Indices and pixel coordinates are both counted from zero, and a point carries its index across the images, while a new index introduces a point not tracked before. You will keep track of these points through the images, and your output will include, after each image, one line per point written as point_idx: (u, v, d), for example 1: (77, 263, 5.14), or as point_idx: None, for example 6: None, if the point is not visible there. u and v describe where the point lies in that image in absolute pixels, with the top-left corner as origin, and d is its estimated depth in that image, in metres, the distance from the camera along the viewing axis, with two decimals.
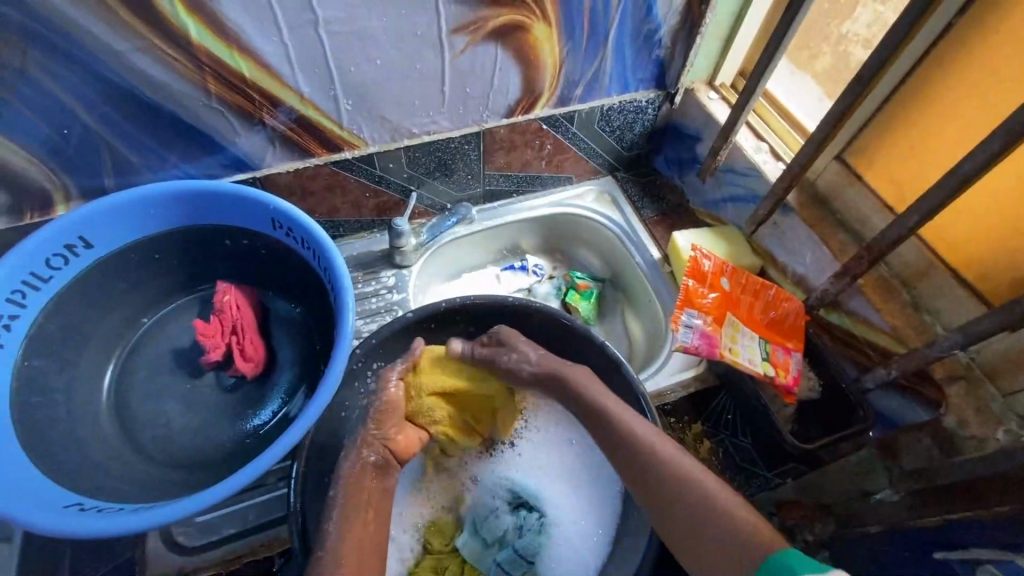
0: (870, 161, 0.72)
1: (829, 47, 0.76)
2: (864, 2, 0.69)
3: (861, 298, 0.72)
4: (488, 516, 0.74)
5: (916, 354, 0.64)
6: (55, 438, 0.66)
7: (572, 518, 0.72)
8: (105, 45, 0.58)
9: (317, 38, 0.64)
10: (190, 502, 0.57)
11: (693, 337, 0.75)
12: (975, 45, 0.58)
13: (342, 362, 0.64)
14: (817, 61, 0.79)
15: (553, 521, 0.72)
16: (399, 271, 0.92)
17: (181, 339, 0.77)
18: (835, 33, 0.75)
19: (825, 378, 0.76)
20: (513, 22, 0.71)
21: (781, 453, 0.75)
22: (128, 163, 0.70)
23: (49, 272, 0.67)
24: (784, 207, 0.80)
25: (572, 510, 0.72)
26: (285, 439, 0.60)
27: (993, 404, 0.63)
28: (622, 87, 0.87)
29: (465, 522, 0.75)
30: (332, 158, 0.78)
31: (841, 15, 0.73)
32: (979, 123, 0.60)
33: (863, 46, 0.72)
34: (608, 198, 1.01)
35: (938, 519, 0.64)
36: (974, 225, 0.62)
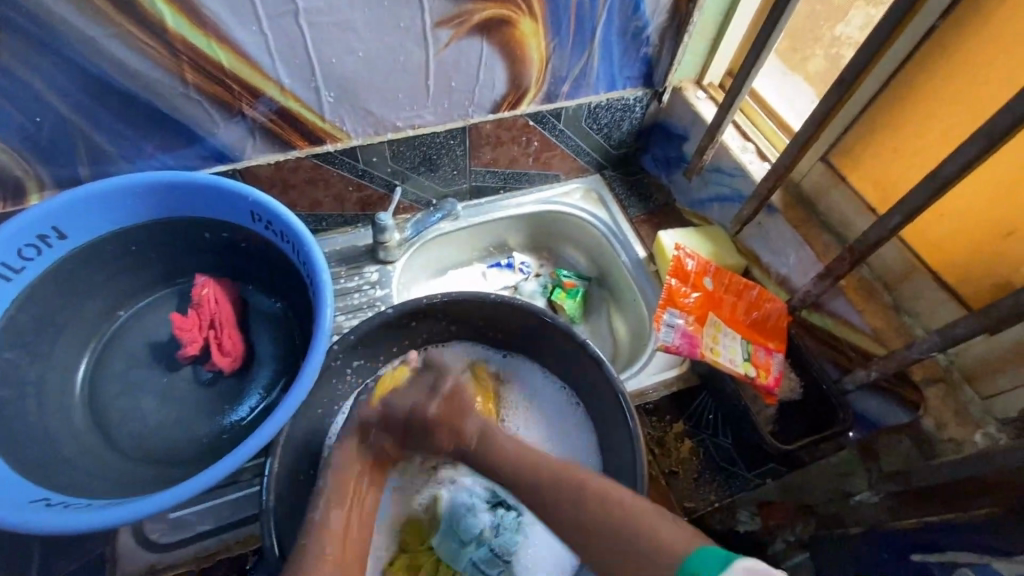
0: (854, 163, 0.72)
1: (821, 49, 0.76)
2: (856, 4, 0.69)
3: (843, 299, 0.72)
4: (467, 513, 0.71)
5: (895, 355, 0.64)
6: (24, 431, 0.65)
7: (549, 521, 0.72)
8: (78, 32, 0.57)
9: (298, 29, 0.63)
10: (160, 498, 0.56)
11: (675, 336, 0.74)
12: (956, 48, 0.57)
13: (319, 358, 0.63)
14: (809, 62, 0.79)
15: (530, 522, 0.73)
16: (382, 266, 0.91)
17: (158, 331, 0.76)
18: (828, 35, 0.74)
19: (806, 379, 0.77)
20: (499, 16, 0.70)
21: (761, 453, 0.74)
22: (104, 153, 0.69)
23: (21, 263, 0.66)
24: (769, 207, 0.80)
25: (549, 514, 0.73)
26: (257, 435, 0.59)
27: (972, 406, 0.64)
28: (609, 84, 0.87)
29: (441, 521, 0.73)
30: (314, 151, 0.77)
31: (832, 18, 0.73)
32: (961, 126, 0.60)
33: (853, 48, 0.72)
34: (595, 196, 1.01)
35: (917, 522, 0.65)
36: (955, 228, 0.62)
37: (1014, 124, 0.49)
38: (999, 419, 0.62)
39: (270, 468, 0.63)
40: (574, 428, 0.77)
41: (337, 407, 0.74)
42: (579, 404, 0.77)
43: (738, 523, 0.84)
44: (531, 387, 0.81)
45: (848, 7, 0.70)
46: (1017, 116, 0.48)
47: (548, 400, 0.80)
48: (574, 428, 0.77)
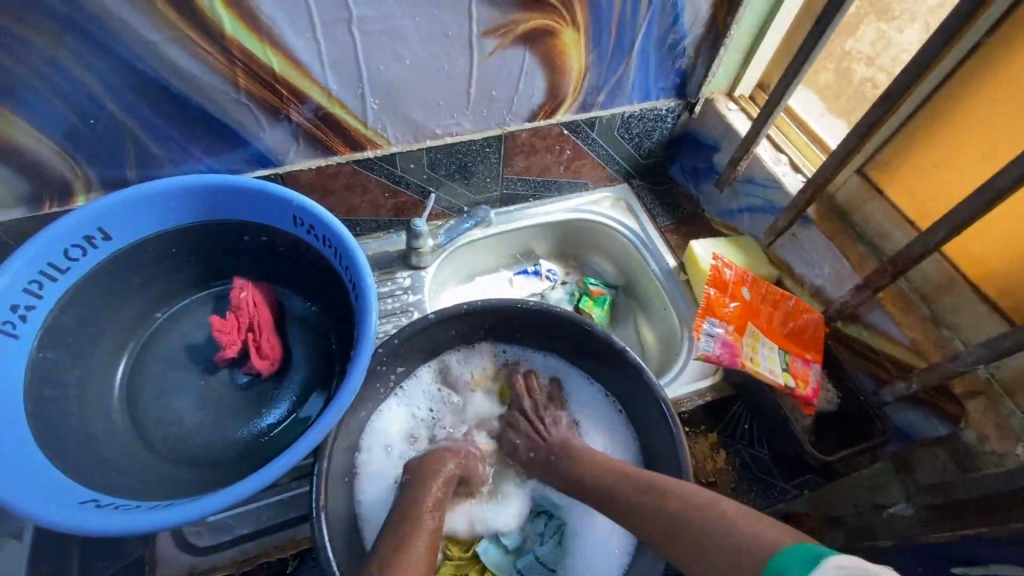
0: (891, 176, 0.73)
1: (832, 64, 0.78)
2: (868, 21, 0.72)
3: (881, 311, 0.73)
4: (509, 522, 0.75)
5: (938, 368, 0.65)
6: (66, 431, 0.65)
7: (586, 519, 0.73)
8: (137, 34, 0.57)
9: (349, 36, 0.64)
10: (208, 502, 0.55)
11: (715, 346, 0.75)
12: (1001, 65, 0.58)
13: (364, 362, 0.63)
14: (820, 77, 0.81)
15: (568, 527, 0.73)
16: (415, 272, 0.92)
17: (195, 334, 0.77)
18: (839, 50, 0.76)
19: (843, 391, 0.77)
20: (542, 27, 0.71)
21: (799, 464, 0.76)
22: (152, 156, 0.70)
23: (67, 263, 0.66)
24: (803, 219, 0.81)
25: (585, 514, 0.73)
26: (304, 440, 0.58)
27: (1014, 420, 0.63)
28: (644, 95, 0.88)
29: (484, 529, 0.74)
30: (354, 156, 0.78)
31: (845, 33, 0.74)
32: (1003, 142, 0.61)
33: (865, 63, 0.74)
34: (624, 206, 1.01)
35: (949, 534, 0.64)
36: (996, 241, 0.63)
37: None
38: None
39: (320, 467, 0.64)
40: (613, 431, 0.78)
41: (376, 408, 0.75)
42: (621, 409, 0.77)
43: None
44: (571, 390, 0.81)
45: (858, 22, 0.72)
46: None
47: (586, 405, 0.81)
48: (621, 443, 0.77)
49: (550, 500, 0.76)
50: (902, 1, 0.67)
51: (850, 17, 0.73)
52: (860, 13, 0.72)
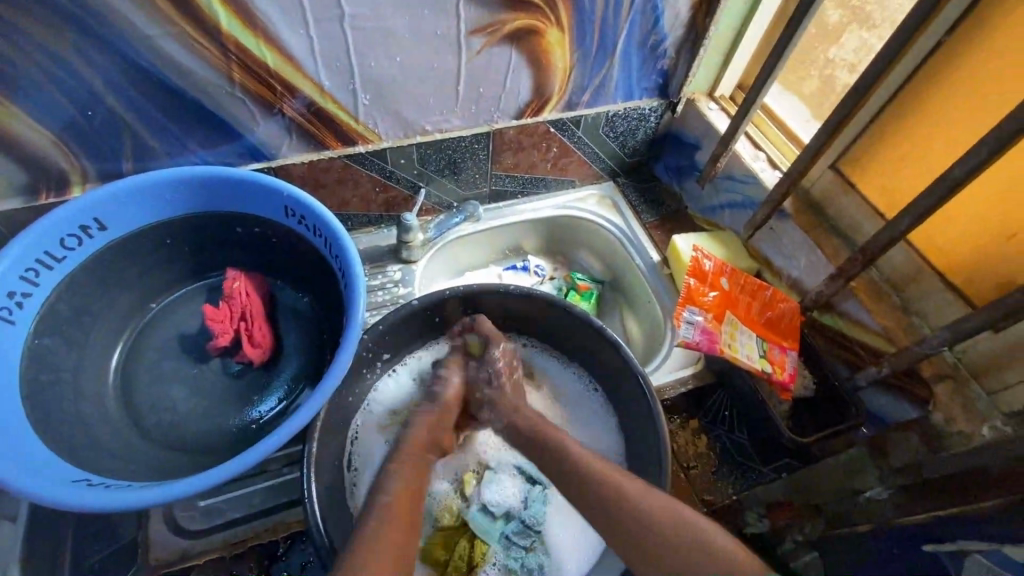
0: (863, 171, 0.76)
1: (816, 70, 0.81)
2: (850, 29, 0.74)
3: (854, 300, 0.76)
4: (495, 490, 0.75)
5: (906, 352, 0.67)
6: (61, 415, 0.66)
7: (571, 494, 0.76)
8: (136, 29, 0.59)
9: (341, 33, 0.66)
10: (198, 480, 0.56)
11: (695, 333, 0.78)
12: (959, 62, 0.62)
13: (352, 346, 0.65)
14: (804, 83, 0.84)
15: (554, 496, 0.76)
16: (405, 265, 0.94)
17: (188, 324, 0.78)
18: (823, 57, 0.79)
19: (819, 377, 0.80)
20: (528, 27, 0.74)
21: (775, 444, 0.79)
22: (148, 148, 0.72)
23: (63, 252, 0.67)
24: (780, 213, 0.84)
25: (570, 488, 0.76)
26: (293, 419, 0.60)
27: (979, 402, 0.67)
28: (627, 94, 0.91)
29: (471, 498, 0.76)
30: (346, 151, 0.80)
31: (828, 40, 0.78)
32: (963, 137, 0.64)
33: (848, 69, 0.77)
34: (610, 202, 1.04)
35: (926, 517, 0.65)
36: (958, 231, 0.66)
37: (1018, 129, 0.52)
38: (1005, 413, 0.65)
39: (310, 451, 0.66)
40: (595, 412, 0.80)
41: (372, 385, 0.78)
42: (598, 387, 0.80)
43: (745, 524, 0.85)
44: (554, 373, 0.84)
45: (841, 31, 0.75)
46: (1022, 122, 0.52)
47: (569, 387, 0.83)
48: (605, 424, 0.79)
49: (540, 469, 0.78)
50: (871, 5, 0.70)
51: (834, 24, 0.76)
52: (843, 21, 0.75)
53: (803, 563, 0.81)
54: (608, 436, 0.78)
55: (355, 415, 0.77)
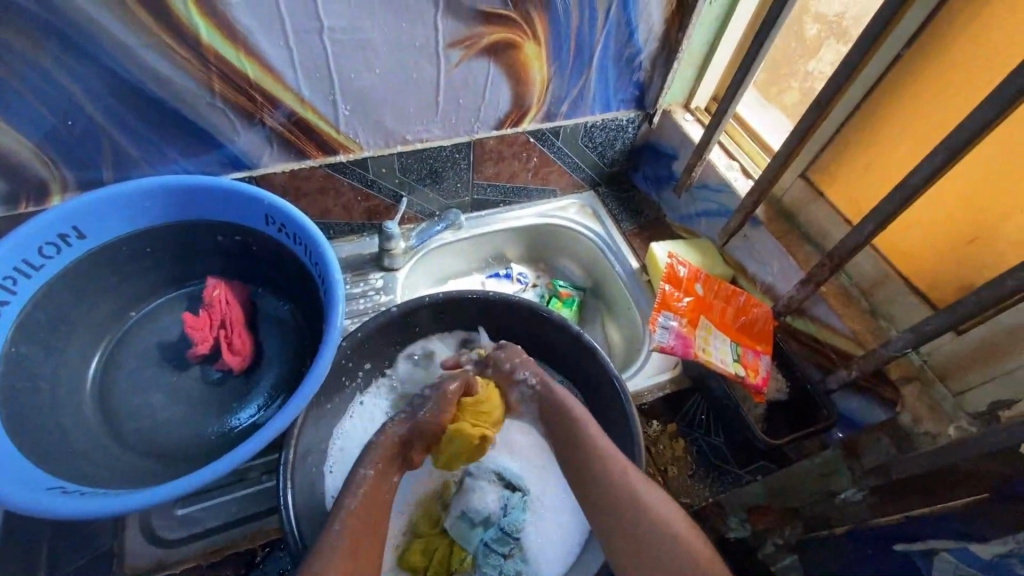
0: (831, 179, 0.78)
1: (796, 83, 0.84)
2: (827, 43, 0.77)
3: (824, 304, 0.78)
4: (476, 496, 0.74)
5: (873, 354, 0.69)
6: (36, 424, 0.66)
7: (555, 500, 0.76)
8: (118, 41, 0.61)
9: (321, 45, 0.68)
10: (173, 486, 0.56)
11: (669, 337, 0.79)
12: (918, 76, 0.64)
13: (330, 354, 0.65)
14: (784, 95, 0.86)
15: (534, 503, 0.76)
16: (387, 273, 0.95)
17: (168, 333, 0.79)
18: (802, 70, 0.82)
19: (792, 381, 0.82)
20: (505, 40, 0.76)
21: (751, 448, 0.81)
22: (129, 156, 0.72)
23: (41, 260, 0.67)
24: (753, 220, 0.87)
25: (554, 492, 0.77)
26: (272, 425, 0.60)
27: (945, 403, 0.69)
28: (605, 106, 0.93)
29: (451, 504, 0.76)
30: (327, 160, 0.81)
31: (806, 54, 0.80)
32: (922, 146, 0.67)
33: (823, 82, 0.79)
34: (590, 211, 1.06)
35: (898, 517, 0.67)
36: (920, 237, 0.68)
37: (967, 140, 0.55)
38: (970, 414, 0.67)
39: (286, 458, 0.66)
40: None
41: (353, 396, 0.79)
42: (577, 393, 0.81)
43: (729, 529, 0.86)
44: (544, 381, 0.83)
45: (819, 44, 0.78)
46: (971, 134, 0.54)
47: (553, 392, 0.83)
48: None
49: (520, 476, 0.78)
50: (844, 23, 0.73)
51: (812, 39, 0.79)
52: (821, 36, 0.77)
53: (782, 567, 0.83)
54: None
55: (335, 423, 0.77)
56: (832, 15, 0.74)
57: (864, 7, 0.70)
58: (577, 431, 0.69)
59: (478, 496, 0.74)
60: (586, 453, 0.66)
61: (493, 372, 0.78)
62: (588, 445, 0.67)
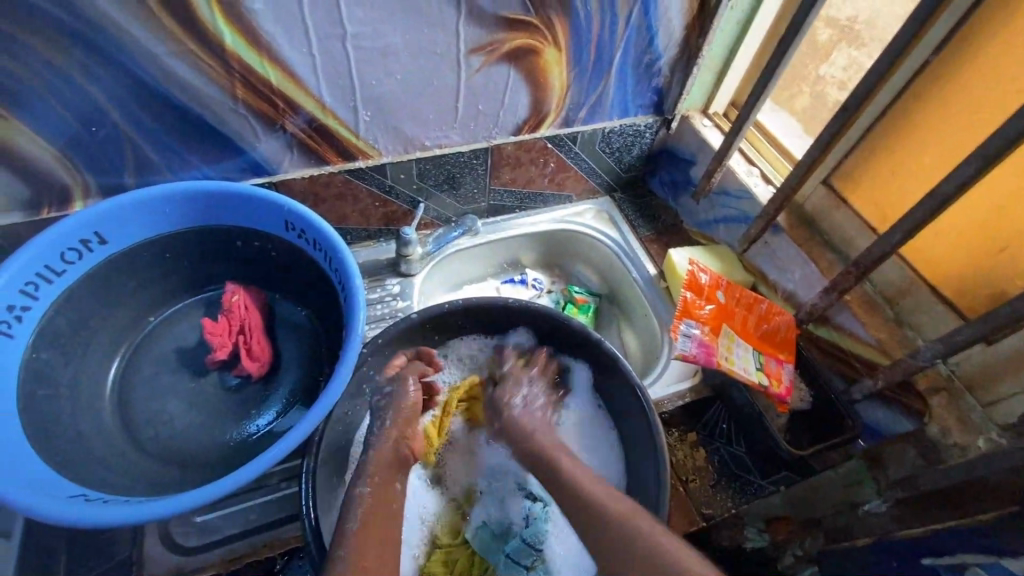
0: (854, 186, 0.77)
1: (807, 87, 0.83)
2: (840, 48, 0.77)
3: (848, 313, 0.77)
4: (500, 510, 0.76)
5: (900, 364, 0.68)
6: (56, 431, 0.66)
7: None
8: (142, 48, 0.61)
9: (343, 52, 0.68)
10: (194, 495, 0.56)
11: (692, 345, 0.78)
12: (946, 81, 0.63)
13: (350, 363, 0.64)
14: (796, 100, 0.86)
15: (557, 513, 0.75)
16: (404, 279, 0.95)
17: (186, 338, 0.78)
18: (813, 75, 0.82)
19: (815, 390, 0.80)
20: (526, 46, 0.75)
21: (776, 459, 0.79)
22: (150, 162, 0.72)
23: (63, 266, 0.67)
24: (774, 227, 0.86)
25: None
26: (293, 434, 0.60)
27: (974, 414, 0.67)
28: (623, 111, 0.93)
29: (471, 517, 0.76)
30: (346, 166, 0.81)
31: (816, 59, 0.80)
32: (951, 153, 0.66)
33: (838, 87, 0.79)
34: (606, 217, 1.05)
35: (925, 530, 0.63)
36: (949, 245, 0.67)
37: (1002, 146, 0.54)
38: (999, 425, 0.66)
39: (308, 467, 0.65)
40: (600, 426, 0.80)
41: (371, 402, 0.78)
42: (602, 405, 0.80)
43: (747, 539, 0.79)
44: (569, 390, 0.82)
45: (830, 49, 0.78)
46: (1005, 142, 0.53)
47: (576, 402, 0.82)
48: (607, 440, 0.78)
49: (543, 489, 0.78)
50: (868, 28, 0.73)
51: (823, 43, 0.78)
52: (832, 40, 0.77)
53: None
54: (611, 468, 0.76)
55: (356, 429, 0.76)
56: (845, 19, 0.75)
57: (890, 14, 0.70)
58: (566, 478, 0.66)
59: (502, 508, 0.76)
60: (582, 498, 0.63)
61: (488, 395, 0.79)
62: (585, 488, 0.64)
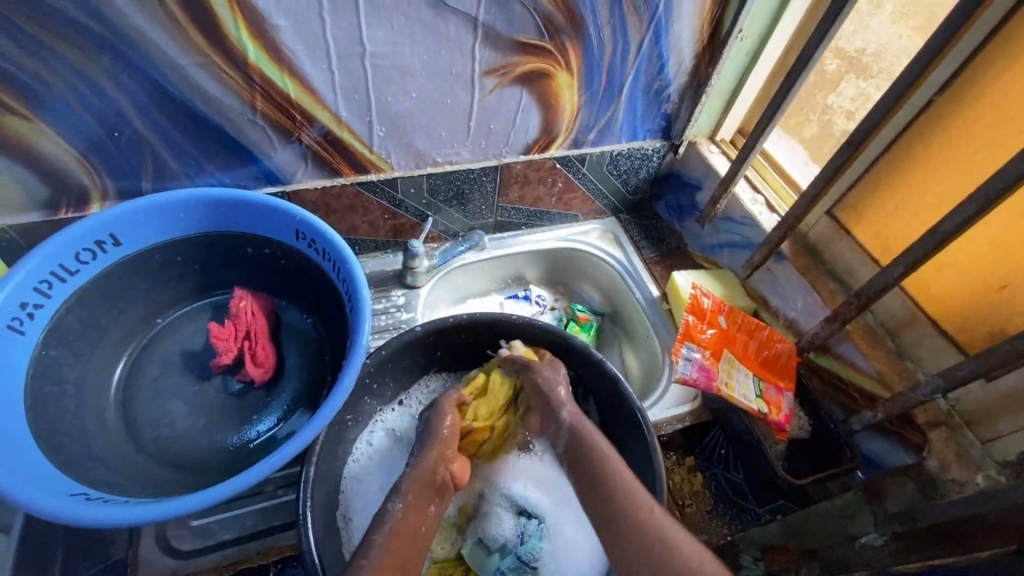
0: (857, 217, 0.78)
1: (813, 116, 0.85)
2: (847, 78, 0.79)
3: (849, 343, 0.77)
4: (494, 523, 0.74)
5: (900, 397, 0.68)
6: (61, 429, 0.66)
7: (570, 529, 0.74)
8: (168, 57, 0.63)
9: (362, 69, 0.70)
10: (193, 499, 0.56)
11: (692, 369, 0.79)
12: (948, 123, 0.65)
13: (355, 371, 0.65)
14: (801, 127, 0.87)
15: (551, 531, 0.75)
16: (409, 291, 0.96)
17: (192, 341, 0.79)
18: (820, 103, 0.83)
19: (814, 419, 0.81)
20: (540, 70, 0.77)
21: (773, 487, 0.79)
22: (168, 168, 0.74)
23: (77, 266, 0.69)
24: (778, 255, 0.87)
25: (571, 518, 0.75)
26: (289, 446, 0.60)
27: (973, 449, 0.67)
28: (632, 135, 0.94)
29: (467, 530, 0.76)
30: (358, 179, 0.83)
31: (824, 88, 0.82)
32: (955, 192, 0.67)
33: (845, 116, 0.81)
34: (611, 237, 1.06)
35: (920, 565, 0.62)
36: (951, 279, 0.68)
37: (1005, 187, 0.54)
38: (998, 462, 0.65)
39: (306, 476, 0.66)
40: None
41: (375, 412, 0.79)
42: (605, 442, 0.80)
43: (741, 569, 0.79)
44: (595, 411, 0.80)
45: (838, 79, 0.80)
46: (1008, 182, 0.54)
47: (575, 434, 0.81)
48: None
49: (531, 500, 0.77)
50: (876, 61, 0.75)
51: (831, 73, 0.80)
52: (840, 70, 0.79)
53: None
54: None
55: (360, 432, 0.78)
56: (853, 50, 0.77)
57: (897, 45, 0.72)
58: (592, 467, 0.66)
59: (495, 523, 0.74)
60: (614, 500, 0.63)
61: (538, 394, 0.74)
62: (617, 489, 0.63)
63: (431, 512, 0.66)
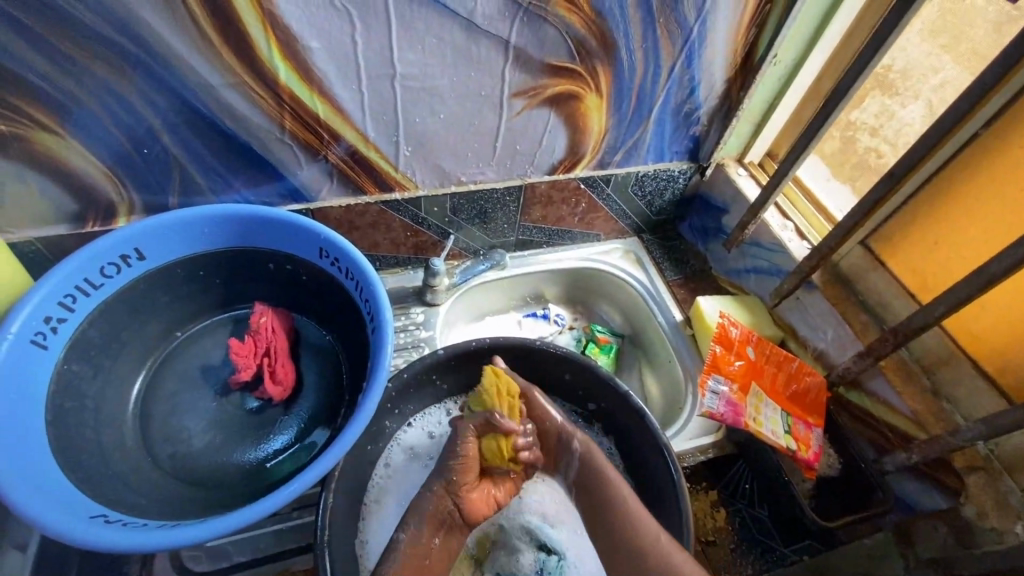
0: (893, 249, 0.76)
1: (838, 132, 0.84)
2: (872, 95, 0.78)
3: (882, 379, 0.75)
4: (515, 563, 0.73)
5: (938, 441, 0.66)
6: (81, 445, 0.66)
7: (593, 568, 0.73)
8: (200, 77, 0.62)
9: (391, 90, 0.69)
10: (212, 526, 0.55)
11: (719, 403, 0.77)
12: (994, 156, 0.63)
13: (377, 393, 0.64)
14: (825, 144, 0.86)
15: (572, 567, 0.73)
16: (428, 308, 0.95)
17: (211, 357, 0.79)
18: (845, 120, 0.82)
19: (845, 458, 0.78)
20: (569, 92, 0.76)
21: (801, 527, 0.75)
22: (195, 184, 0.74)
23: (101, 280, 0.69)
24: (808, 284, 0.84)
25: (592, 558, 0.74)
26: (310, 473, 0.59)
27: (1012, 497, 0.64)
28: (659, 156, 0.92)
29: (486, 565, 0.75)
30: (382, 197, 0.82)
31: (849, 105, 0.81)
32: (1000, 229, 0.64)
33: (869, 133, 0.80)
34: (634, 258, 1.04)
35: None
36: (994, 318, 0.65)
37: None
38: None
39: (325, 501, 0.65)
40: None
41: (393, 433, 0.78)
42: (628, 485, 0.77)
43: None
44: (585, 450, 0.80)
45: (864, 95, 0.79)
46: None
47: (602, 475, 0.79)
48: None
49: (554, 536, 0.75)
50: (905, 79, 0.74)
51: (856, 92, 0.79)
52: (865, 88, 0.78)
53: None
54: None
55: (381, 451, 0.77)
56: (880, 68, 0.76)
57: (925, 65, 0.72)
58: (615, 508, 0.67)
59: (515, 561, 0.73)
60: (636, 547, 0.64)
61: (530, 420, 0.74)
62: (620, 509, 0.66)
63: (435, 545, 0.67)
